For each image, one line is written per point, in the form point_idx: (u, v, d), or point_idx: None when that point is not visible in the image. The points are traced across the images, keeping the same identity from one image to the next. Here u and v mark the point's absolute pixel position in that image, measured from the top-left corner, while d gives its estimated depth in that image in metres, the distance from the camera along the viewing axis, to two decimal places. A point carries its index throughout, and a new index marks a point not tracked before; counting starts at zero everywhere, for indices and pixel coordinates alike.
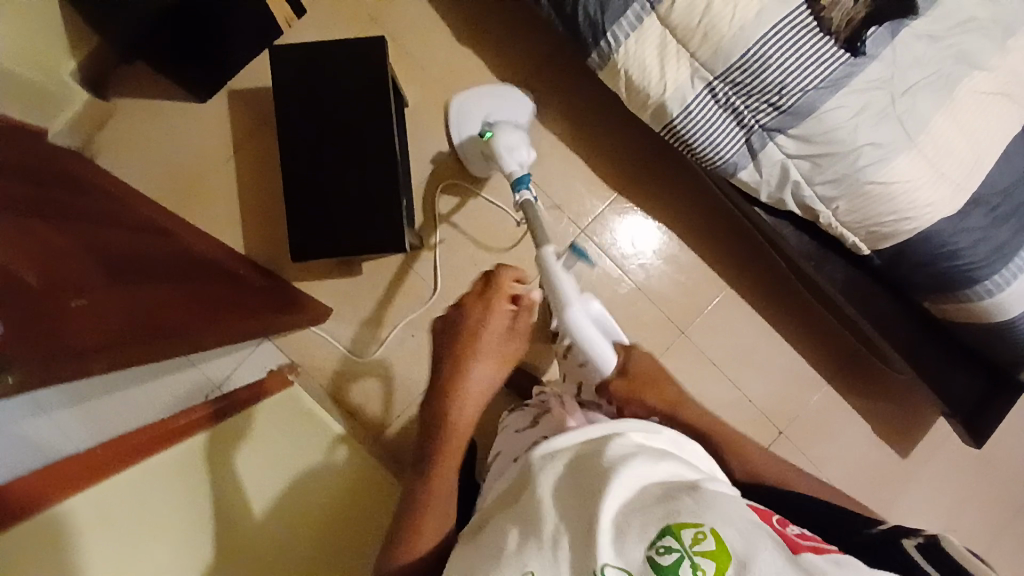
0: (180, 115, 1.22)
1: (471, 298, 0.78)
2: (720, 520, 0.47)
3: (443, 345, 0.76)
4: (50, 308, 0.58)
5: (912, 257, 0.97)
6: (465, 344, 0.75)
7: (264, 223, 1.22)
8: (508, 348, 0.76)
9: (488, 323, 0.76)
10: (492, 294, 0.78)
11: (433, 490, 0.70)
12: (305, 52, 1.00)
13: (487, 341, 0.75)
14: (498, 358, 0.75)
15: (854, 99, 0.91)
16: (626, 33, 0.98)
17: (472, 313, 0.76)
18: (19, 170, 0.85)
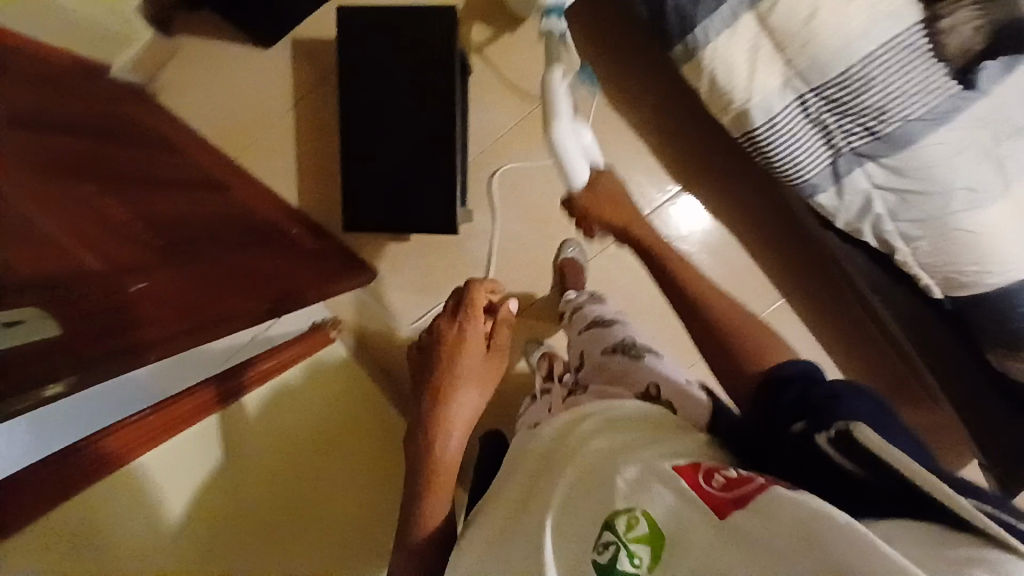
0: (242, 60, 1.20)
1: (443, 322, 0.85)
2: (653, 501, 0.45)
3: (425, 368, 0.81)
4: (114, 294, 0.59)
5: (988, 310, 0.90)
6: (446, 369, 0.79)
7: (317, 179, 1.21)
8: (486, 367, 0.82)
9: (467, 340, 0.82)
10: (466, 313, 0.86)
11: (436, 496, 0.65)
12: (376, 15, 0.95)
13: (466, 362, 0.80)
14: (480, 377, 0.79)
15: (957, 136, 0.84)
16: (717, 29, 0.89)
17: (454, 337, 0.83)
18: (78, 124, 0.84)
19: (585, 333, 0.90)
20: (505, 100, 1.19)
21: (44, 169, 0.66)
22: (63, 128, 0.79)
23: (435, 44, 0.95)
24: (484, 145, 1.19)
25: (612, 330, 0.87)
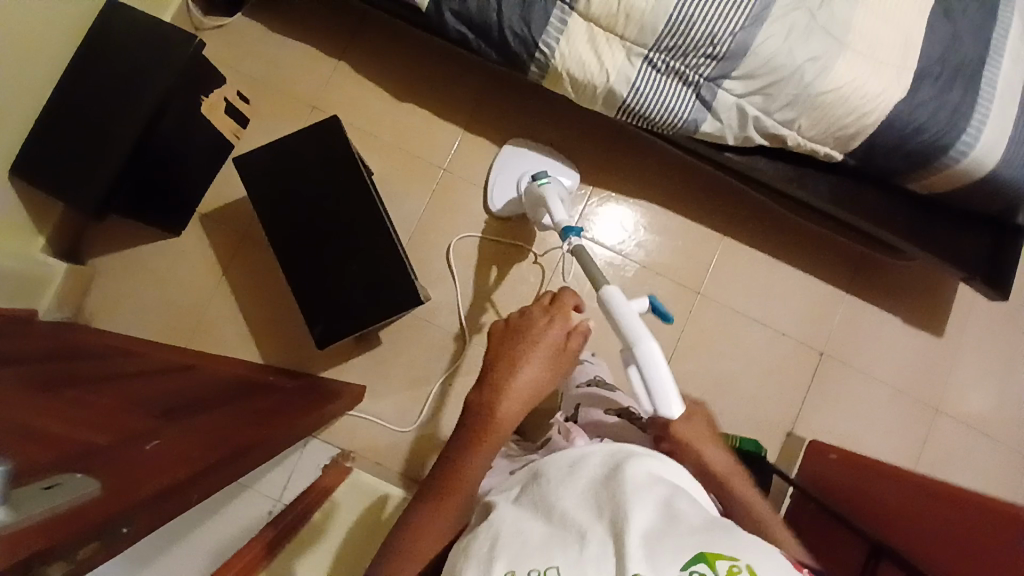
0: (159, 255, 1.24)
1: (534, 314, 0.79)
2: (757, 560, 0.46)
3: (506, 343, 0.76)
4: (126, 454, 0.57)
5: (882, 144, 1.03)
6: (528, 341, 0.76)
7: (274, 329, 1.23)
8: (569, 359, 0.77)
9: (548, 334, 0.77)
10: (555, 312, 0.78)
11: (470, 469, 0.70)
12: (269, 151, 1.02)
13: (550, 343, 0.76)
14: (556, 366, 0.75)
15: (780, 25, 0.97)
16: (555, 38, 1.02)
17: (540, 323, 0.78)
18: (25, 354, 0.83)
19: (586, 391, 0.97)
20: (409, 183, 1.27)
21: (11, 387, 0.64)
22: (15, 359, 0.78)
23: (331, 152, 1.03)
24: (411, 229, 1.26)
25: (613, 392, 0.95)
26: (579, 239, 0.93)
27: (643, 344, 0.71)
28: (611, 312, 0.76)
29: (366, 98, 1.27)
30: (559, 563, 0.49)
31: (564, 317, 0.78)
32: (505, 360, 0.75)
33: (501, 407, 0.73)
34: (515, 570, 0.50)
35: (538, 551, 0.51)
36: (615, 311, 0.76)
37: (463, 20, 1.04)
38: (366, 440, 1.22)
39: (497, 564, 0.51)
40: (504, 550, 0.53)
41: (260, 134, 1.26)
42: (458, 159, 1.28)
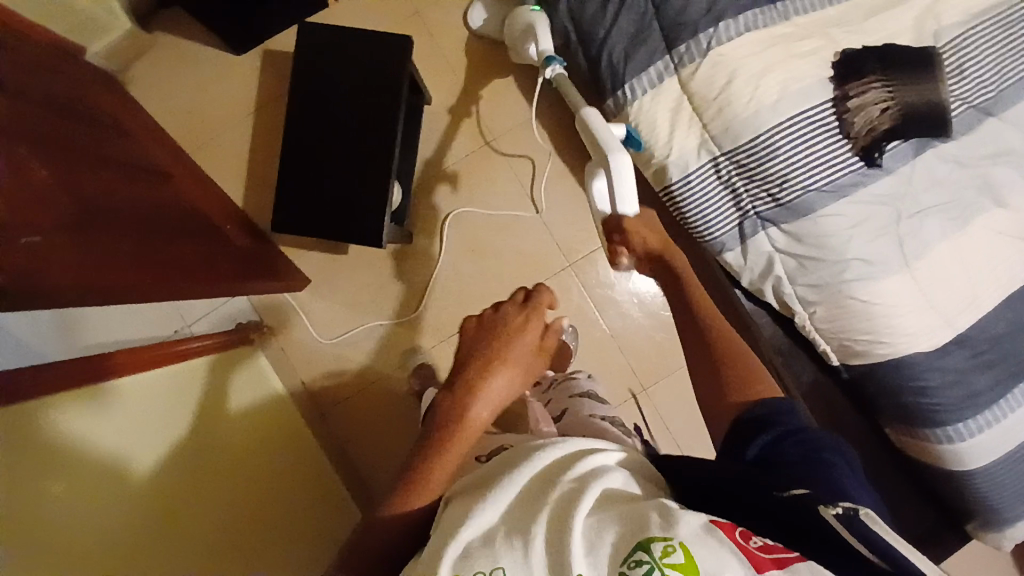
0: (214, 63, 1.26)
1: (511, 308, 0.75)
2: (690, 537, 0.43)
3: (478, 342, 0.71)
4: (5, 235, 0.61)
5: (880, 379, 0.94)
6: (500, 346, 0.71)
7: (267, 185, 1.26)
8: (535, 365, 0.74)
9: (525, 329, 0.74)
10: (532, 306, 0.76)
11: (437, 472, 0.64)
12: (332, 33, 1.01)
13: (519, 351, 0.71)
14: (528, 371, 0.72)
15: (855, 210, 0.90)
16: (643, 89, 0.95)
17: (517, 322, 0.75)
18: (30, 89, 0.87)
19: (576, 399, 1.02)
20: (455, 132, 1.25)
21: None
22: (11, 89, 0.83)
23: (383, 69, 1.00)
24: (432, 174, 1.25)
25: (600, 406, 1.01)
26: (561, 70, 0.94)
27: (614, 156, 0.82)
28: (585, 125, 0.86)
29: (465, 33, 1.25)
30: (508, 562, 0.45)
31: (543, 310, 0.76)
32: (483, 355, 0.71)
33: (469, 409, 0.67)
34: (460, 572, 0.46)
35: (479, 547, 0.47)
36: (593, 135, 0.85)
37: (573, 18, 0.98)
38: (284, 326, 1.26)
39: (442, 564, 0.47)
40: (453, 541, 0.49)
41: (355, 8, 1.26)
42: (509, 137, 1.26)
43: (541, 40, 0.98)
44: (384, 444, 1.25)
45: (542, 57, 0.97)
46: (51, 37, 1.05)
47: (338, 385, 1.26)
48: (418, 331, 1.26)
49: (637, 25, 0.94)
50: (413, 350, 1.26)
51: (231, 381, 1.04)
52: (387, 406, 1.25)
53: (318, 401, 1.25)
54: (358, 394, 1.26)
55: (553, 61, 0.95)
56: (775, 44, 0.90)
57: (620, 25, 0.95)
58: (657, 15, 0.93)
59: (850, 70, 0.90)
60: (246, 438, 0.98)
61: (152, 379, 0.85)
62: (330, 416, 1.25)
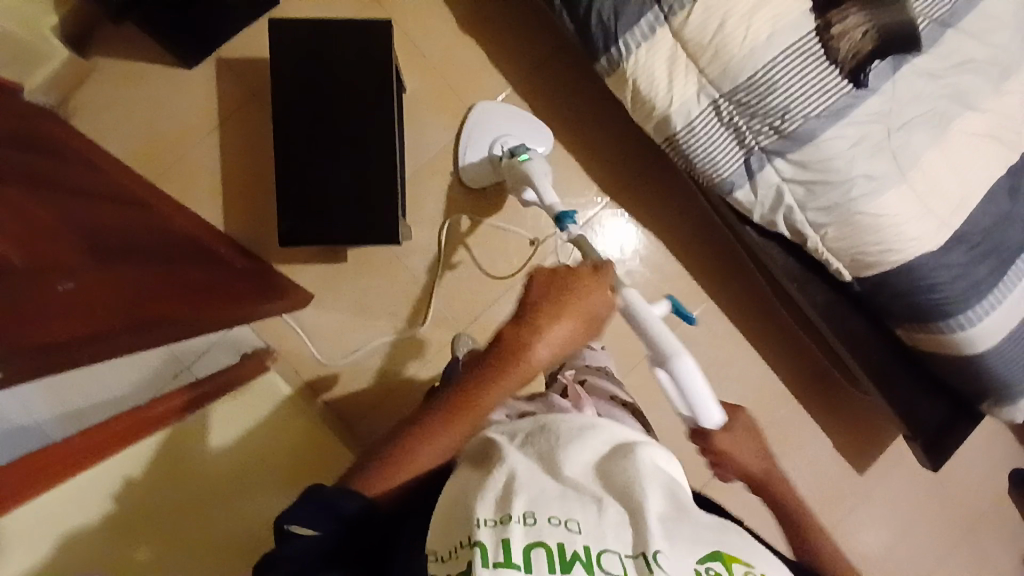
0: (164, 80, 1.17)
1: (589, 257, 0.67)
2: (759, 567, 0.49)
3: (540, 297, 0.62)
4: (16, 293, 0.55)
5: (894, 286, 1.00)
6: (569, 292, 0.62)
7: (247, 202, 1.18)
8: (599, 320, 0.63)
9: (584, 302, 0.62)
10: (603, 269, 0.65)
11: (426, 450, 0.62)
12: (306, 27, 0.96)
13: (586, 304, 0.62)
14: (583, 326, 0.62)
15: (853, 130, 0.95)
16: (637, 43, 0.96)
17: (588, 275, 0.63)
18: None
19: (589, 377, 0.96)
20: (437, 116, 1.21)
21: None
22: None
23: (368, 58, 0.96)
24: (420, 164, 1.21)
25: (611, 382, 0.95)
26: (580, 229, 0.79)
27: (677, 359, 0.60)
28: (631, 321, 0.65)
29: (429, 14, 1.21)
30: (580, 518, 0.47)
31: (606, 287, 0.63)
32: (540, 313, 0.61)
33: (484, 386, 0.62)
34: (534, 512, 0.47)
35: (551, 498, 0.48)
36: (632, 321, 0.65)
37: None
38: (293, 345, 1.19)
39: (518, 499, 0.48)
40: (521, 491, 0.49)
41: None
42: None
43: (545, 197, 0.88)
44: None
45: (536, 188, 0.93)
46: None
47: (361, 395, 1.21)
48: (431, 328, 1.23)
49: None
50: (432, 346, 1.22)
51: (210, 422, 0.93)
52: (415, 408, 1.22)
53: (344, 414, 1.21)
54: (383, 401, 1.21)
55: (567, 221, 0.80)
56: None
57: None
58: None
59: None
60: (233, 486, 0.91)
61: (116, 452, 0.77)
62: (358, 429, 1.21)
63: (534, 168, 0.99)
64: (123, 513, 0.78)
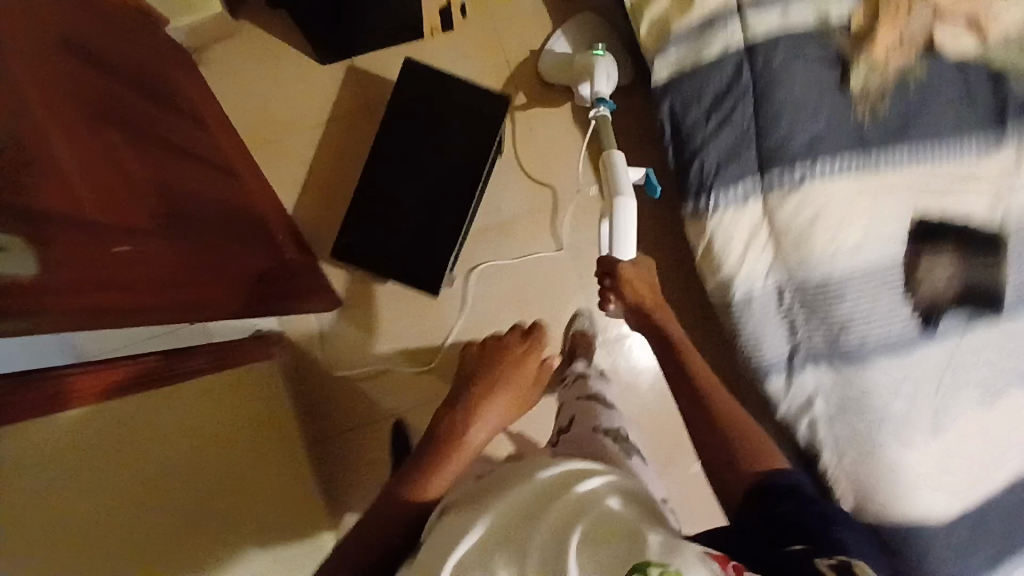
0: (295, 65, 1.25)
1: (512, 340, 0.96)
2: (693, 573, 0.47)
3: (484, 364, 0.91)
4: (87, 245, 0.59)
5: (888, 542, 0.94)
6: (501, 369, 0.90)
7: (322, 197, 1.24)
8: (528, 381, 0.91)
9: (523, 364, 0.91)
10: (534, 338, 0.96)
11: (445, 466, 0.74)
12: (433, 78, 1.03)
13: (517, 372, 0.90)
14: (517, 383, 0.89)
15: (904, 368, 0.93)
16: (727, 203, 0.96)
17: (515, 354, 0.93)
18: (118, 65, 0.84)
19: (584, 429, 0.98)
20: (519, 190, 1.26)
21: (72, 101, 0.67)
22: (102, 63, 0.79)
23: (477, 126, 1.02)
24: (487, 225, 1.26)
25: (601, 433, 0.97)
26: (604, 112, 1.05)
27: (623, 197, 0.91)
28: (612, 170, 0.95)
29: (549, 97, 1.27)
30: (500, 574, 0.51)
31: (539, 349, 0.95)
32: (495, 372, 0.89)
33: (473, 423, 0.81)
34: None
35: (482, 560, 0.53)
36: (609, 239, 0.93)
37: (673, 119, 0.97)
38: (307, 341, 1.23)
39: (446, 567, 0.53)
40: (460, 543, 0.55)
41: (451, 44, 1.26)
42: (571, 206, 1.27)
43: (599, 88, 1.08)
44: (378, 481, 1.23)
45: (595, 92, 1.07)
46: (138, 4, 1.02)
47: (347, 411, 1.24)
48: (436, 374, 1.24)
49: (737, 141, 0.94)
50: (430, 394, 1.24)
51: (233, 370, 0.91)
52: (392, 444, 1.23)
53: (324, 423, 1.23)
54: (365, 425, 1.24)
55: (602, 105, 1.05)
56: (862, 194, 0.92)
57: (721, 136, 0.94)
58: (759, 137, 0.93)
59: (926, 236, 0.93)
60: (226, 480, 0.83)
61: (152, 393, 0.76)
62: (332, 443, 1.23)
63: (600, 65, 1.10)
64: (126, 422, 0.72)
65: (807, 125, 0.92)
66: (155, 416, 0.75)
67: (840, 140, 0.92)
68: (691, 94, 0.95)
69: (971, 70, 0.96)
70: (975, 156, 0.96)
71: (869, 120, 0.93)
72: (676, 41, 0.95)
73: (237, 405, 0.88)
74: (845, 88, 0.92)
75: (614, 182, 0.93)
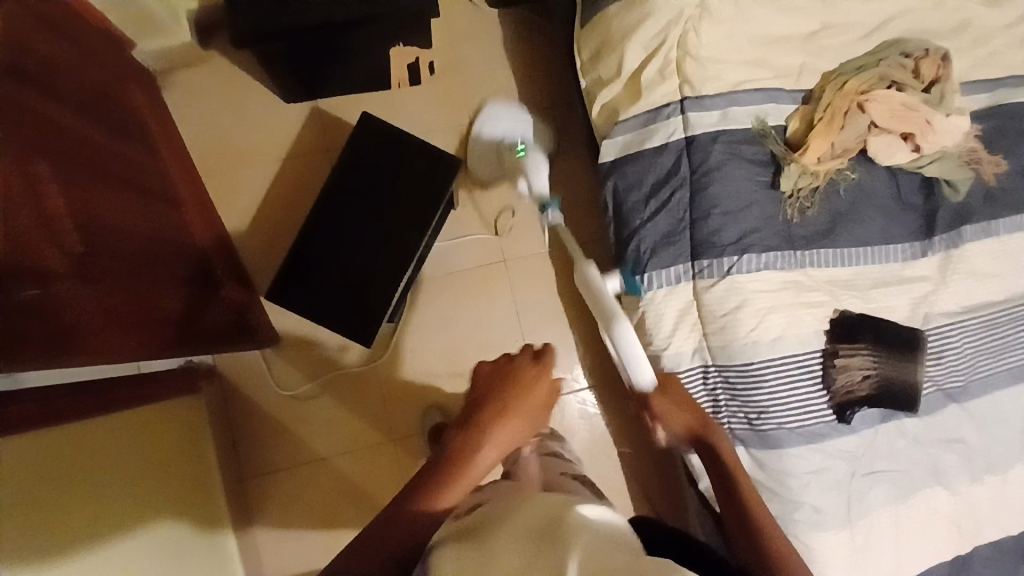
0: (261, 100, 1.27)
1: (523, 364, 0.77)
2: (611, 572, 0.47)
3: (487, 394, 0.74)
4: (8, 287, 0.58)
5: None
6: (507, 400, 0.73)
7: (273, 233, 1.25)
8: (538, 417, 0.75)
9: (535, 389, 0.76)
10: (537, 371, 0.77)
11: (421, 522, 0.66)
12: (389, 131, 1.05)
13: (512, 423, 0.72)
14: (528, 423, 0.74)
15: (818, 458, 0.96)
16: (660, 283, 1.00)
17: (519, 385, 0.76)
18: (67, 93, 0.84)
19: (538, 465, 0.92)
20: (471, 242, 1.29)
21: (12, 137, 0.68)
22: (47, 91, 0.80)
23: (428, 182, 1.05)
24: (436, 273, 1.28)
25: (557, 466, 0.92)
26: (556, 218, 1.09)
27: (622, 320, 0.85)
28: (592, 287, 0.92)
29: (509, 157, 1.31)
30: None
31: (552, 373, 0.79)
32: (504, 397, 0.74)
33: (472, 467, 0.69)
34: None
35: None
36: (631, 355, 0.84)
37: (616, 198, 1.04)
38: (241, 373, 1.22)
39: None
40: None
41: (418, 98, 1.30)
42: (520, 264, 1.30)
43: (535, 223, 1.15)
44: (302, 522, 1.20)
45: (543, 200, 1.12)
46: (101, 26, 1.02)
47: (272, 453, 1.21)
48: (370, 419, 1.24)
49: (671, 227, 0.99)
50: (363, 437, 1.23)
51: (154, 420, 0.96)
52: (319, 484, 1.22)
53: (247, 466, 1.20)
54: (289, 468, 1.21)
55: (549, 208, 1.11)
56: (786, 287, 0.97)
57: (659, 220, 1.00)
58: (691, 225, 0.98)
59: (847, 332, 0.96)
60: (141, 516, 0.84)
61: (125, 426, 0.87)
62: (252, 487, 1.20)
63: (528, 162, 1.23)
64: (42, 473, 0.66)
65: (739, 219, 0.97)
66: (71, 454, 0.73)
67: (769, 235, 0.97)
68: (633, 179, 1.01)
69: (904, 178, 1.03)
70: (899, 260, 1.01)
71: (797, 219, 0.98)
72: (623, 127, 1.01)
73: (159, 454, 0.94)
74: (777, 188, 0.98)
75: (601, 300, 0.89)
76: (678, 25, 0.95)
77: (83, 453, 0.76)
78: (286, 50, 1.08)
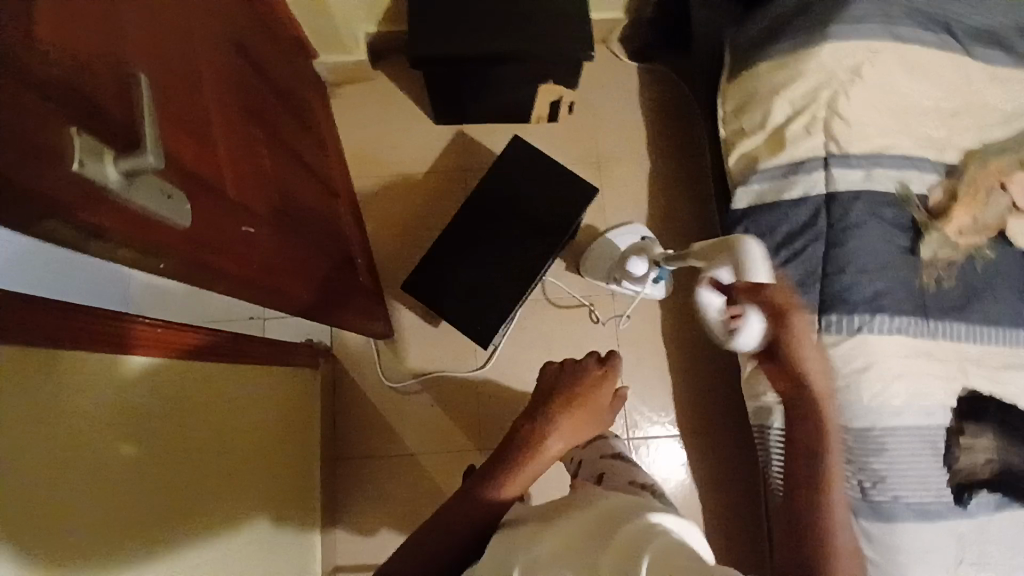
0: (411, 117, 1.39)
1: (591, 362, 0.90)
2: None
3: (558, 381, 0.88)
4: (228, 215, 0.62)
5: None
6: (578, 391, 0.85)
7: (403, 237, 1.34)
8: (603, 417, 0.86)
9: (601, 390, 0.86)
10: (598, 376, 0.87)
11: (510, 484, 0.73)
12: (534, 155, 1.13)
13: (596, 404, 0.85)
14: (596, 416, 0.85)
15: (930, 538, 0.92)
16: None
17: (586, 381, 0.87)
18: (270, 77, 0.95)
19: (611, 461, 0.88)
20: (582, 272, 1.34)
21: (236, 102, 0.76)
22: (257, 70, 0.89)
23: (562, 205, 1.11)
24: (545, 296, 1.33)
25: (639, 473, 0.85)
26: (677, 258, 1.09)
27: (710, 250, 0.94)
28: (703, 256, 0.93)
29: (630, 200, 1.37)
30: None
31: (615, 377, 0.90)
32: (568, 392, 0.85)
33: (538, 439, 0.78)
34: None
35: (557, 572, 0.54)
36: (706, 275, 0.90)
37: None
38: (351, 360, 1.29)
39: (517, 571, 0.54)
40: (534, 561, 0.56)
41: (553, 134, 1.39)
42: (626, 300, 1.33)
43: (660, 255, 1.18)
44: (382, 511, 1.24)
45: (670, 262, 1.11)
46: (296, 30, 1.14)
47: (364, 441, 1.26)
48: (460, 424, 1.27)
49: (801, 277, 1.00)
50: (452, 440, 1.27)
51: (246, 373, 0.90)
52: (404, 478, 1.25)
53: (339, 447, 1.26)
54: (379, 457, 1.26)
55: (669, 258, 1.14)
56: (915, 354, 0.96)
57: (786, 270, 1.02)
58: (823, 278, 0.99)
59: (972, 409, 0.95)
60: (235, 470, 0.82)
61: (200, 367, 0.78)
62: (341, 467, 1.25)
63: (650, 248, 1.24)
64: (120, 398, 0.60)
65: (872, 279, 0.98)
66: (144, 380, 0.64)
67: (901, 299, 0.97)
68: (766, 227, 1.04)
69: None
70: None
71: (932, 288, 0.99)
72: (761, 176, 1.05)
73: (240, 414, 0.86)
74: (915, 254, 0.99)
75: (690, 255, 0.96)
76: (829, 86, 0.99)
77: (101, 384, 0.57)
78: (447, 70, 1.18)
